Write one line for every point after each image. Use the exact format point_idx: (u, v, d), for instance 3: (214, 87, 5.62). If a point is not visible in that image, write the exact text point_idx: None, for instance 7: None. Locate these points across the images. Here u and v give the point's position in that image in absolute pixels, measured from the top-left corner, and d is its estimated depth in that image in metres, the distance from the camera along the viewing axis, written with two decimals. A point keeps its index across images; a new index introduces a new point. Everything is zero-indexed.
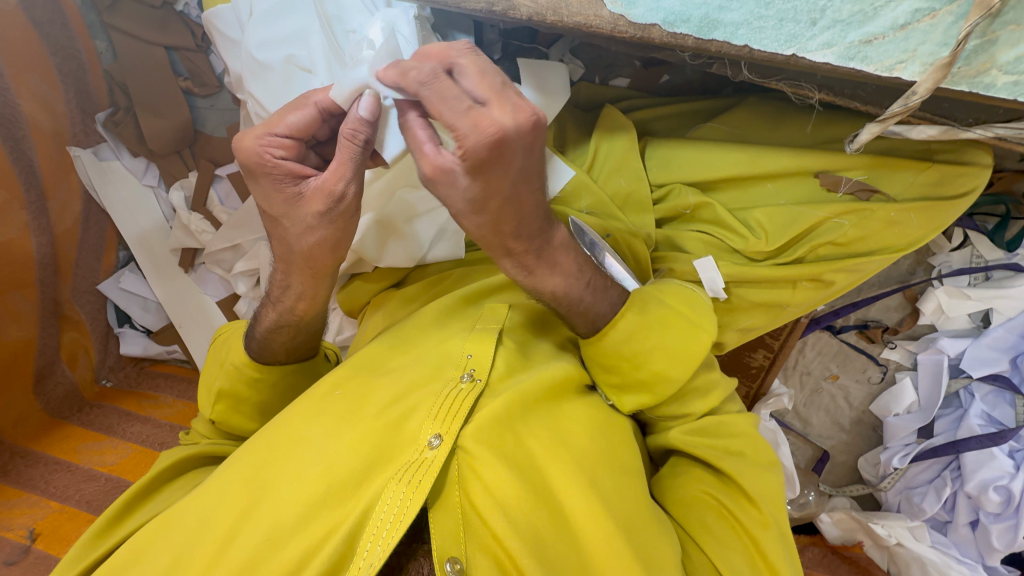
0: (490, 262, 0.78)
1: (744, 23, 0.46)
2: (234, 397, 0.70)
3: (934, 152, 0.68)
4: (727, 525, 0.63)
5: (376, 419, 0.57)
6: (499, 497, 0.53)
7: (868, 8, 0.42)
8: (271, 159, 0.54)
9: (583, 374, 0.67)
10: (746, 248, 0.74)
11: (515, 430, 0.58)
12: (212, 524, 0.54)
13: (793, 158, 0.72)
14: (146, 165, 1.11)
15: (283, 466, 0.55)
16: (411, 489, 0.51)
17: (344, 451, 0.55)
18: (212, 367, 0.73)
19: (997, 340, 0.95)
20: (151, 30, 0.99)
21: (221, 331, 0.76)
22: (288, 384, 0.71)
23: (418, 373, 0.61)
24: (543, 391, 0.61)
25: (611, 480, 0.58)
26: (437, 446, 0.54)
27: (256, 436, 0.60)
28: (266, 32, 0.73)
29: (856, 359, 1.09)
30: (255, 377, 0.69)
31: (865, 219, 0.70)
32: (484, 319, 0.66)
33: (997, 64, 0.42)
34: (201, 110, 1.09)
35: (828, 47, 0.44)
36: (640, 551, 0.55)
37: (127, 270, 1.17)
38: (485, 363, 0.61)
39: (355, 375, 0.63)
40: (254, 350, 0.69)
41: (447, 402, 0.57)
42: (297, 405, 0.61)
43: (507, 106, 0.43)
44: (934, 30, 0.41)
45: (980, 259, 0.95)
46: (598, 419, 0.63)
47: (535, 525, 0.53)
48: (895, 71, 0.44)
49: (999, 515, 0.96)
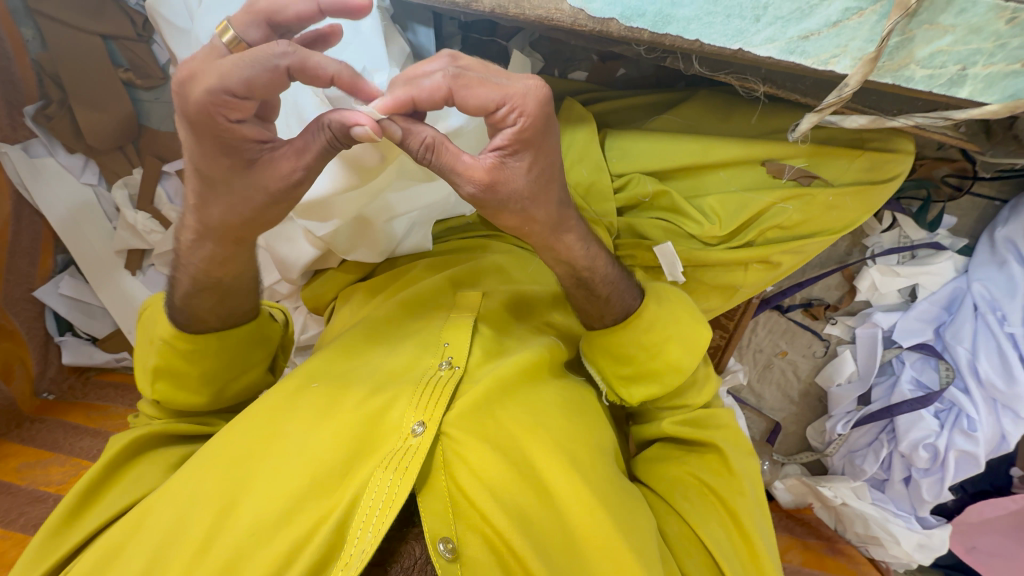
0: (475, 252, 0.81)
1: (697, 18, 0.49)
2: (173, 372, 0.66)
3: (867, 141, 0.74)
4: (707, 501, 0.67)
5: (356, 411, 0.57)
6: (485, 480, 0.55)
7: (805, 7, 0.45)
8: (225, 124, 0.44)
9: (559, 355, 0.69)
10: (702, 233, 0.79)
11: (494, 414, 0.59)
12: (191, 525, 0.52)
13: (743, 148, 0.76)
14: (85, 162, 1.03)
15: (262, 463, 0.55)
16: (399, 475, 0.52)
17: (325, 443, 0.55)
18: (143, 345, 0.68)
19: (923, 313, 1.05)
20: (84, 16, 0.92)
21: (147, 305, 0.71)
22: (225, 350, 0.66)
23: (396, 363, 0.62)
24: (523, 375, 0.63)
25: (589, 456, 0.61)
26: (422, 433, 0.55)
27: (225, 432, 0.58)
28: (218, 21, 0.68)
29: (801, 335, 1.17)
30: (186, 348, 0.64)
31: (807, 204, 0.76)
32: (460, 309, 0.68)
33: (915, 60, 0.47)
34: (145, 104, 1.01)
35: (771, 42, 0.48)
36: (623, 519, 0.58)
37: (66, 274, 1.09)
38: (462, 351, 0.62)
39: (331, 367, 0.63)
40: (178, 319, 0.64)
41: (427, 390, 0.58)
42: (272, 401, 0.60)
43: (526, 76, 0.45)
44: (861, 28, 0.45)
45: (907, 239, 1.04)
46: (573, 400, 0.65)
47: (520, 503, 0.55)
48: (829, 65, 0.48)
49: (928, 470, 1.07)
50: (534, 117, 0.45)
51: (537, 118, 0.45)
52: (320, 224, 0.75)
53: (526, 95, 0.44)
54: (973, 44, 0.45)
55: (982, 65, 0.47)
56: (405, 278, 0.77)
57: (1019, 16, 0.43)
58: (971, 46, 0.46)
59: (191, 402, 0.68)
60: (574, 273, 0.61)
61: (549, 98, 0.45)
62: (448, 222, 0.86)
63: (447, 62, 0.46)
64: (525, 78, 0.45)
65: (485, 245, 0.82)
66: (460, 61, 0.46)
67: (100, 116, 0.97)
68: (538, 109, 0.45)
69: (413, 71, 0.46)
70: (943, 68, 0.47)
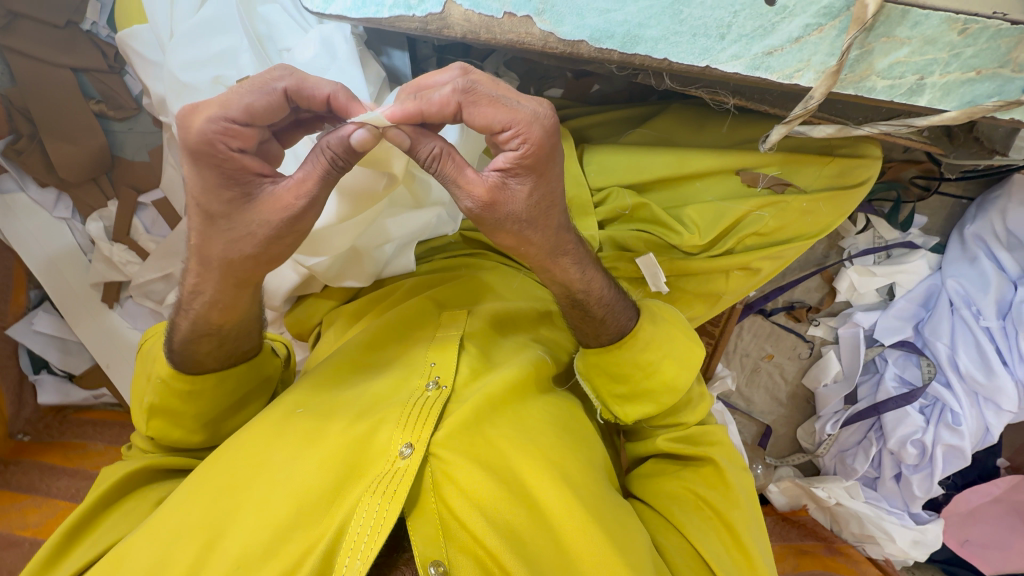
0: (461, 271, 0.81)
1: (664, 39, 0.49)
2: (168, 411, 0.64)
3: (835, 148, 0.77)
4: (703, 516, 0.66)
5: (343, 435, 0.57)
6: (477, 499, 0.55)
7: (767, 23, 0.47)
8: (226, 151, 0.44)
9: (549, 371, 0.69)
10: (683, 242, 0.79)
11: (484, 432, 0.59)
12: (174, 560, 0.51)
13: (718, 158, 0.78)
14: (57, 196, 1.01)
15: (248, 493, 0.54)
16: (386, 499, 0.51)
17: (312, 469, 0.54)
18: (139, 378, 0.66)
19: (901, 310, 1.08)
20: (54, 50, 0.91)
21: (145, 338, 0.69)
22: (217, 390, 0.64)
23: (382, 386, 0.62)
24: (513, 391, 0.63)
25: (580, 471, 0.60)
26: (410, 455, 0.54)
27: (212, 463, 0.58)
28: (189, 52, 0.68)
29: (786, 338, 1.19)
30: (185, 389, 0.62)
31: (782, 210, 0.78)
32: (446, 328, 0.68)
33: (875, 72, 0.48)
34: (119, 135, 0.99)
35: (736, 59, 0.49)
36: (618, 534, 0.57)
37: (41, 310, 1.07)
38: (450, 370, 0.62)
39: (317, 392, 0.62)
40: (175, 361, 0.62)
41: (414, 411, 0.57)
42: (259, 429, 0.59)
43: (533, 98, 0.46)
44: (822, 42, 0.47)
45: (881, 239, 1.07)
46: (563, 414, 0.65)
47: (512, 521, 0.55)
48: (794, 78, 0.49)
49: (917, 466, 1.09)
50: (535, 141, 0.45)
51: (543, 143, 0.45)
52: (312, 254, 0.74)
53: (536, 118, 0.45)
54: (929, 54, 0.47)
55: (939, 74, 0.48)
56: (392, 300, 0.76)
57: (969, 26, 0.46)
58: (927, 56, 0.48)
59: (187, 439, 0.66)
60: (568, 294, 0.61)
61: (555, 126, 0.46)
62: (431, 243, 0.86)
63: (457, 76, 0.46)
64: (533, 100, 0.46)
65: (471, 264, 0.82)
66: (471, 74, 0.46)
67: (71, 149, 0.95)
68: (544, 136, 0.45)
69: (423, 82, 0.47)
70: (903, 77, 0.49)
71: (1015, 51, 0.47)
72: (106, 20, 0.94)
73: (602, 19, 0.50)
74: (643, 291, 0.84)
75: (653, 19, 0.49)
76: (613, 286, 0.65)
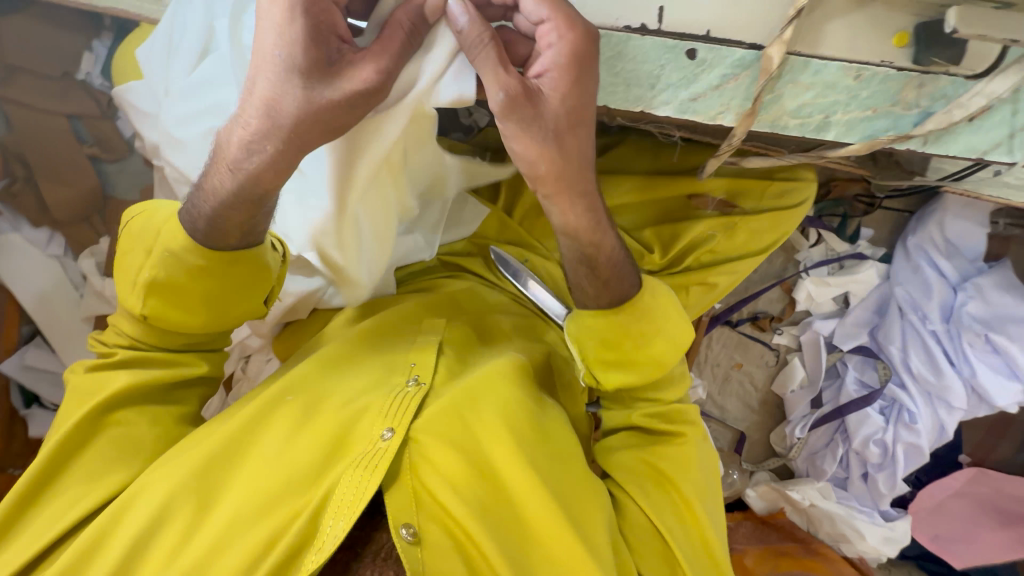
0: (447, 280, 0.89)
1: (602, 88, 0.56)
2: (173, 290, 0.65)
3: (774, 173, 0.87)
4: (663, 492, 0.70)
5: (328, 422, 0.67)
6: (446, 475, 0.63)
7: (690, 75, 0.54)
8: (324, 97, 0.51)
9: (524, 367, 0.74)
10: (643, 261, 0.85)
11: (463, 418, 0.67)
12: (172, 519, 0.60)
13: (671, 185, 0.86)
14: (50, 235, 1.05)
15: (244, 466, 0.64)
16: (365, 475, 0.61)
17: (301, 449, 0.64)
18: (134, 261, 0.66)
19: (856, 318, 1.16)
20: (48, 99, 0.96)
21: (144, 211, 0.69)
22: (219, 289, 0.66)
23: (367, 381, 0.71)
24: (484, 385, 0.70)
25: (546, 452, 0.67)
26: (390, 438, 0.63)
27: (204, 435, 0.67)
28: (182, 108, 0.70)
29: (753, 347, 1.25)
30: (202, 266, 0.64)
31: (732, 229, 0.86)
32: (426, 333, 0.76)
33: (786, 112, 0.56)
34: (110, 175, 1.03)
35: (666, 104, 0.56)
36: (571, 502, 0.64)
37: (32, 345, 1.09)
38: (428, 368, 0.71)
39: (306, 386, 0.71)
40: (200, 235, 0.63)
41: (394, 404, 0.67)
42: (251, 417, 0.67)
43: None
44: (738, 89, 0.54)
45: (833, 252, 1.15)
46: (537, 402, 0.71)
47: (478, 494, 0.63)
48: (718, 119, 0.56)
49: (881, 465, 1.15)
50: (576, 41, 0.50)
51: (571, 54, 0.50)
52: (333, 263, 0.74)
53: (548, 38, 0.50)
54: (831, 96, 0.55)
55: (840, 113, 0.56)
56: (381, 302, 0.83)
57: (863, 72, 0.54)
58: (830, 98, 0.55)
59: (187, 322, 0.68)
60: (579, 248, 0.63)
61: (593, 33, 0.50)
62: (409, 267, 0.91)
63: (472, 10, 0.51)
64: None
65: (455, 278, 0.90)
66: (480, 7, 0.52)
67: (66, 190, 1.01)
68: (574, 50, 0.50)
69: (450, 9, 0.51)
70: (810, 116, 0.56)
71: (903, 91, 0.54)
72: (99, 70, 0.95)
73: None
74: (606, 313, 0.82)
75: None
76: (623, 247, 0.67)
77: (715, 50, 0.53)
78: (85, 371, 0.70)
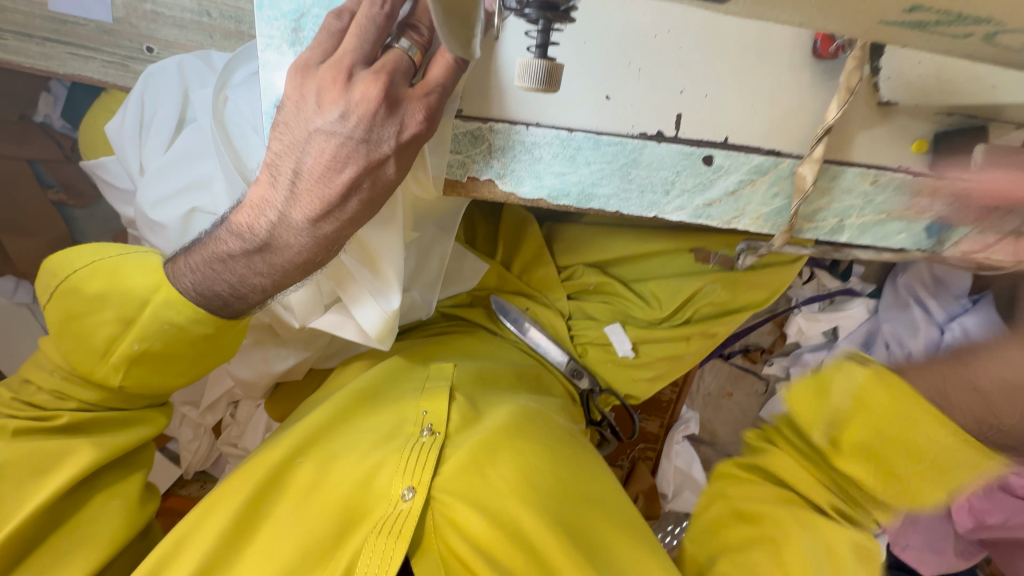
0: (455, 335, 0.86)
1: (614, 195, 0.54)
2: (149, 361, 0.61)
3: None
4: None
5: (340, 484, 0.62)
6: (473, 538, 0.59)
7: (706, 180, 0.52)
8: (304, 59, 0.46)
9: (528, 418, 0.71)
10: (645, 315, 0.85)
11: (483, 474, 0.63)
12: None
13: (669, 241, 0.83)
14: (16, 282, 1.01)
15: (254, 541, 0.60)
16: (390, 542, 0.56)
17: (315, 519, 0.60)
18: (82, 326, 0.60)
19: None
20: (9, 144, 0.94)
21: (88, 267, 0.60)
22: (211, 348, 0.62)
23: (379, 434, 0.66)
24: (501, 438, 0.66)
25: (570, 510, 0.63)
26: (411, 498, 0.59)
27: (210, 505, 0.63)
28: (162, 188, 0.69)
29: (745, 378, 1.28)
30: (171, 333, 0.59)
31: (732, 284, 0.82)
32: (435, 380, 0.73)
33: (802, 218, 0.54)
34: (79, 221, 1.03)
35: (680, 209, 0.54)
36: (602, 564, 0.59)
37: None
38: (442, 417, 0.67)
39: (314, 444, 0.67)
40: (185, 285, 0.57)
41: (413, 457, 0.62)
42: (259, 484, 0.63)
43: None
44: (753, 194, 0.53)
45: (825, 287, 1.19)
46: (559, 455, 0.68)
47: (507, 560, 0.57)
48: (731, 224, 0.55)
49: None
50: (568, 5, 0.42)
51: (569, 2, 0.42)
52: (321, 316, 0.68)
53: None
54: (846, 201, 0.54)
55: (855, 217, 0.55)
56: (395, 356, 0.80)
57: (879, 178, 0.52)
58: (845, 203, 0.54)
59: (162, 385, 0.65)
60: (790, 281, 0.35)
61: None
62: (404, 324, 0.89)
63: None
64: None
65: (454, 331, 0.88)
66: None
67: (29, 240, 1.00)
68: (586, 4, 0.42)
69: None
70: (824, 221, 0.55)
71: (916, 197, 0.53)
72: (61, 114, 0.95)
73: (558, 180, 0.53)
74: (610, 362, 0.86)
75: (605, 180, 0.53)
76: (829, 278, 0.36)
77: (733, 157, 0.51)
78: (9, 438, 0.61)
